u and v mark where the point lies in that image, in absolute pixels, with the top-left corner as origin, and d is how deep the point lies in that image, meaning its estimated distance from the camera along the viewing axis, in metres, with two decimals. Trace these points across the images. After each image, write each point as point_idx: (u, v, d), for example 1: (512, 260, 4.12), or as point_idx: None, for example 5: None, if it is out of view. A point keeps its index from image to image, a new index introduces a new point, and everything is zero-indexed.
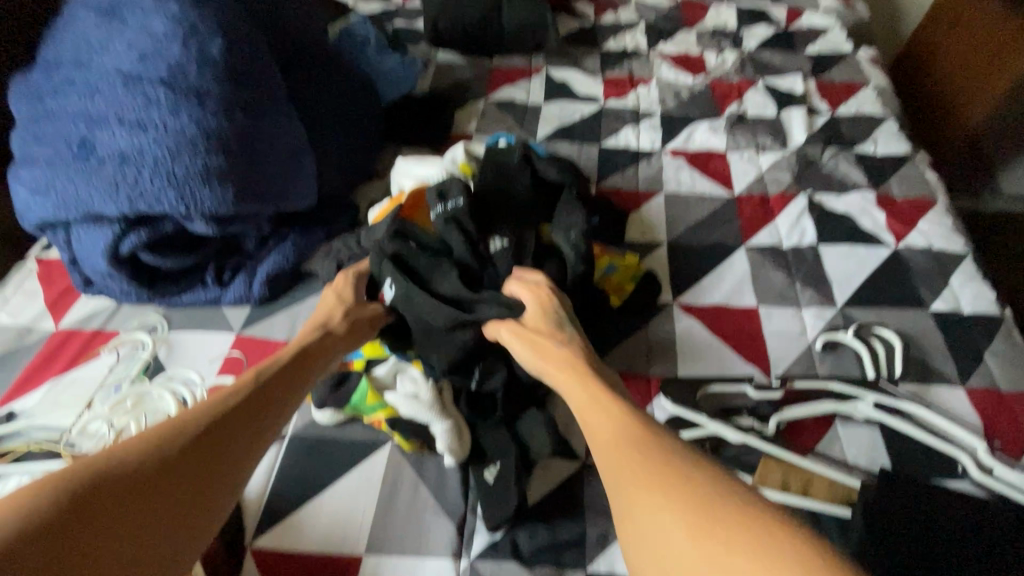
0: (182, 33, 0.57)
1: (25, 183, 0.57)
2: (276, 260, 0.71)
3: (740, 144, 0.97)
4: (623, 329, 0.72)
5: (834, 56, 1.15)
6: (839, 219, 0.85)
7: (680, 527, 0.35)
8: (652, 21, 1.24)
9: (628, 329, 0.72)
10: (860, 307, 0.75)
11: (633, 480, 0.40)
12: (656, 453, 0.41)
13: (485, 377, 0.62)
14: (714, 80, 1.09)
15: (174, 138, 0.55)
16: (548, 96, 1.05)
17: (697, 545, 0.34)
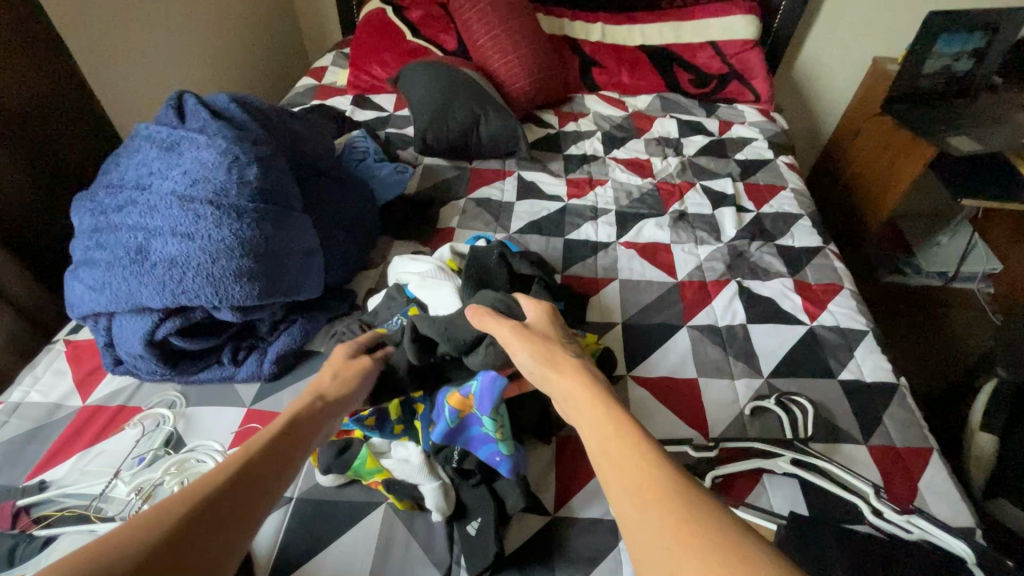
0: (228, 163, 0.72)
1: (85, 282, 0.69)
2: (285, 341, 0.81)
3: (682, 238, 1.15)
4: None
5: (758, 163, 1.38)
6: (764, 301, 1.02)
7: (658, 530, 0.37)
8: (607, 131, 1.46)
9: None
10: (781, 377, 0.89)
11: (622, 481, 0.42)
12: (651, 457, 0.43)
13: (465, 454, 0.71)
14: (659, 182, 1.29)
15: (215, 245, 0.68)
16: (520, 195, 1.23)
17: (671, 551, 0.36)
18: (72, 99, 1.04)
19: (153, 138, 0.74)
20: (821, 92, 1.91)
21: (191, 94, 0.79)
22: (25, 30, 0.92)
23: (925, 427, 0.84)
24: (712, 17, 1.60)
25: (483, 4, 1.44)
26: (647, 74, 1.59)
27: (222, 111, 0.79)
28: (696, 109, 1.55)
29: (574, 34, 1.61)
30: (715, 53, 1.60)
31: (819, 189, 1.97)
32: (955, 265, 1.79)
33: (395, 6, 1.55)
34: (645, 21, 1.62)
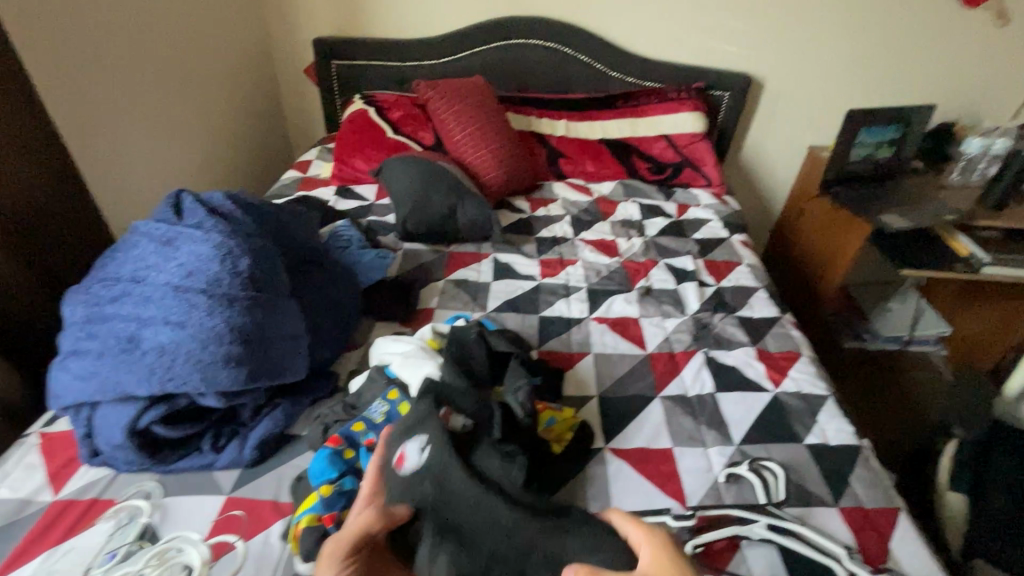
0: (222, 256, 0.76)
1: (75, 372, 0.71)
2: (267, 425, 0.82)
3: (649, 312, 1.22)
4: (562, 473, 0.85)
5: (714, 241, 1.49)
6: (729, 370, 1.08)
7: None
8: (575, 215, 1.57)
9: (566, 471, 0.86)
10: (751, 444, 0.93)
11: None
12: None
13: None
14: (625, 261, 1.39)
15: (205, 332, 0.71)
16: (496, 276, 1.30)
17: None
18: (59, 198, 1.09)
19: (151, 234, 0.79)
20: (766, 176, 2.10)
21: (188, 193, 0.85)
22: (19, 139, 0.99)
23: (891, 488, 0.88)
24: (663, 114, 1.79)
25: (457, 105, 1.59)
26: (608, 163, 1.74)
27: (218, 207, 0.85)
28: (655, 194, 1.69)
29: (540, 129, 1.77)
30: (669, 144, 1.77)
31: (775, 262, 2.11)
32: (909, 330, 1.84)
33: (377, 107, 1.69)
34: (604, 117, 1.79)
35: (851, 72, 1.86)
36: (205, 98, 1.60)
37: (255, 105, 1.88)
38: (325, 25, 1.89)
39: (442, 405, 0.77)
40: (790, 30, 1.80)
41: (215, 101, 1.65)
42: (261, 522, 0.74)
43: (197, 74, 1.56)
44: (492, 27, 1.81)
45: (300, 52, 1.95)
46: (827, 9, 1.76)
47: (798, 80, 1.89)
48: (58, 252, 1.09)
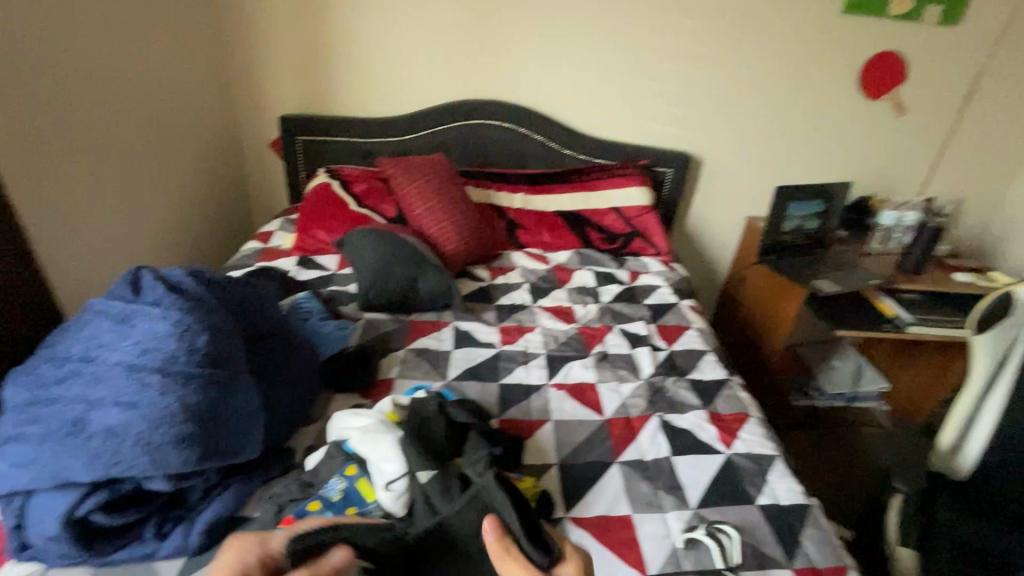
0: (179, 333, 0.76)
1: (11, 459, 0.67)
2: (217, 508, 0.79)
3: (606, 377, 1.26)
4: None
5: (665, 307, 1.57)
6: (683, 434, 1.11)
7: None
8: (533, 283, 1.63)
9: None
10: (707, 506, 0.95)
11: None
12: None
13: None
14: (582, 327, 1.44)
15: (158, 413, 0.70)
16: (456, 344, 1.32)
17: None
18: None
19: (106, 312, 0.78)
20: (711, 244, 2.25)
21: (147, 268, 0.84)
22: None
23: (839, 546, 0.91)
24: (613, 188, 1.92)
25: (419, 180, 1.66)
26: (564, 233, 1.84)
27: (178, 283, 0.85)
28: (608, 262, 1.78)
29: (499, 201, 1.86)
30: (619, 216, 1.89)
31: (724, 324, 2.22)
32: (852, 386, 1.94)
33: (340, 181, 1.75)
34: (558, 191, 1.91)
35: (778, 151, 2.07)
36: (166, 171, 1.61)
37: (217, 177, 1.90)
38: (292, 104, 1.98)
39: (401, 481, 0.76)
40: (721, 116, 2.01)
41: (176, 174, 1.66)
42: None
43: (161, 148, 1.58)
44: (452, 109, 1.94)
45: (266, 128, 2.02)
46: (752, 98, 1.98)
47: (732, 158, 2.08)
48: None
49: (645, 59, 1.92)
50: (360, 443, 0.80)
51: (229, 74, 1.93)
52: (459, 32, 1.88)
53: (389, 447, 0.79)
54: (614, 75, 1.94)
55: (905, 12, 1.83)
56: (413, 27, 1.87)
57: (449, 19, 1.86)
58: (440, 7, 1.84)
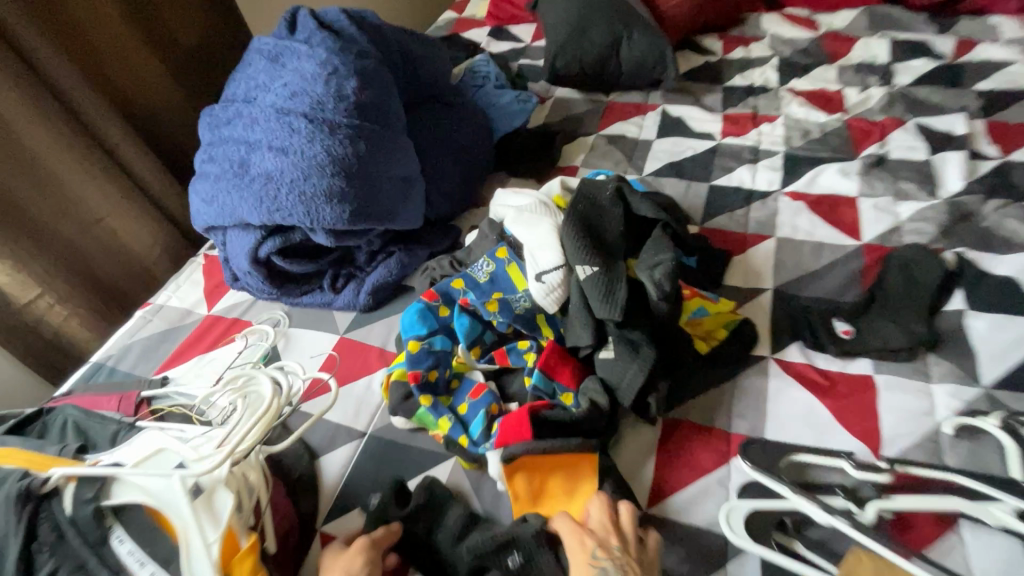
0: (327, 76, 0.67)
1: (199, 194, 0.71)
2: (382, 273, 0.78)
3: (875, 190, 0.87)
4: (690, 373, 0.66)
5: (1014, 94, 0.99)
6: (998, 284, 0.72)
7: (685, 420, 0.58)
8: (786, 58, 1.16)
9: (696, 374, 0.66)
10: (1016, 391, 0.62)
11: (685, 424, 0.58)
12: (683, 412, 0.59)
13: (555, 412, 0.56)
14: (851, 119, 1.00)
15: (307, 161, 0.65)
16: (661, 132, 1.03)
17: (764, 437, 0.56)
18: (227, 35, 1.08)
19: (261, 50, 0.72)
20: None
21: (305, 9, 0.75)
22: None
23: None
24: None
25: None
26: None
27: (334, 27, 0.75)
28: (920, 25, 1.16)
29: None
30: None
31: None
32: None
33: None
34: None
35: None
36: None
37: None
38: None
39: (557, 273, 0.61)
40: None
41: None
42: (366, 366, 0.72)
43: None
44: None
45: None
46: None
47: None
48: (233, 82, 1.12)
49: None
50: (509, 229, 0.67)
51: None
52: None
53: (541, 236, 0.64)
54: None
55: None
56: None
57: None
58: None
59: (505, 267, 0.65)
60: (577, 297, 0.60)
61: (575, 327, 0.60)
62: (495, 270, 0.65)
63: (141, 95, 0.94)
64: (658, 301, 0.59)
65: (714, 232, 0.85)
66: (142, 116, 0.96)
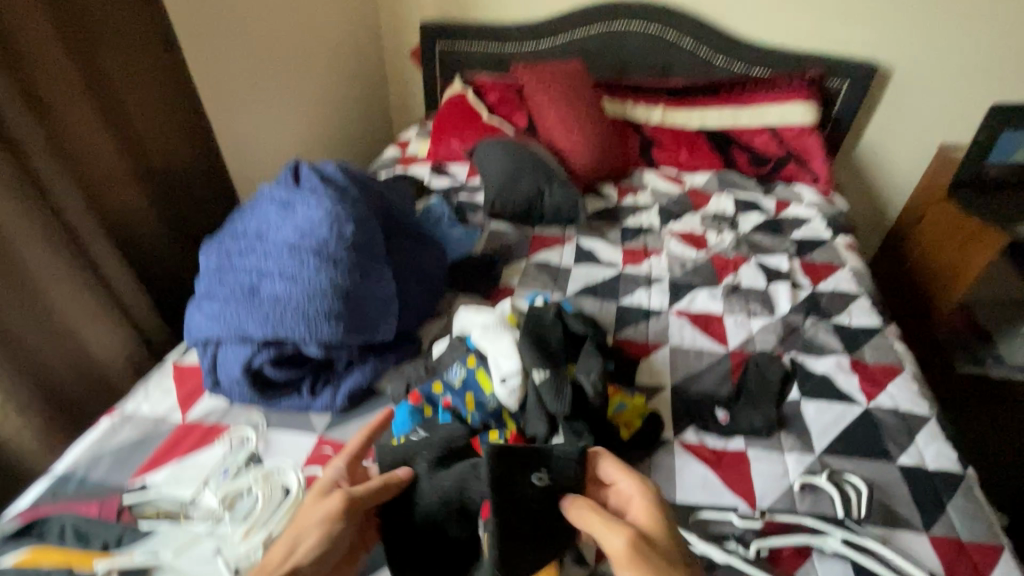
0: (331, 220, 0.84)
1: (205, 312, 0.82)
2: (358, 378, 0.89)
3: (734, 309, 1.18)
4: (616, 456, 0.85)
5: (815, 242, 1.40)
6: (818, 379, 1.01)
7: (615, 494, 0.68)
8: (664, 206, 1.53)
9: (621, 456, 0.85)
10: (835, 456, 0.88)
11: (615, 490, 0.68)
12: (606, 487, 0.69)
13: None
14: (712, 255, 1.34)
15: (312, 287, 0.79)
16: (577, 260, 1.30)
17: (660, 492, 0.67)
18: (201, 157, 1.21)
19: (271, 196, 0.88)
20: (885, 176, 1.92)
21: (306, 163, 0.93)
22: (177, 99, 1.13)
23: (995, 524, 0.81)
24: (770, 104, 1.68)
25: (553, 88, 1.57)
26: (703, 154, 1.68)
27: (331, 178, 0.93)
28: (752, 188, 1.60)
29: (636, 116, 1.72)
30: (773, 137, 1.66)
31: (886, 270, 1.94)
32: None
33: (475, 90, 1.72)
34: (706, 104, 1.71)
35: (999, 63, 1.67)
36: (316, 76, 1.73)
37: (361, 85, 2.01)
38: (431, 10, 1.98)
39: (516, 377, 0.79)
40: (928, 12, 1.64)
41: (326, 79, 1.78)
42: None
43: (312, 52, 1.69)
44: (593, 12, 1.81)
45: (407, 37, 2.07)
46: None
47: (933, 72, 1.72)
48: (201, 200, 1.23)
49: None
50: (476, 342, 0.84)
51: None
52: None
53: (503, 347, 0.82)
54: None
55: None
56: None
57: None
58: None
59: (474, 372, 0.82)
60: (532, 395, 0.78)
61: (532, 420, 0.77)
62: (466, 375, 0.82)
63: (125, 214, 1.04)
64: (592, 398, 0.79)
65: (624, 341, 1.09)
66: (121, 231, 1.04)
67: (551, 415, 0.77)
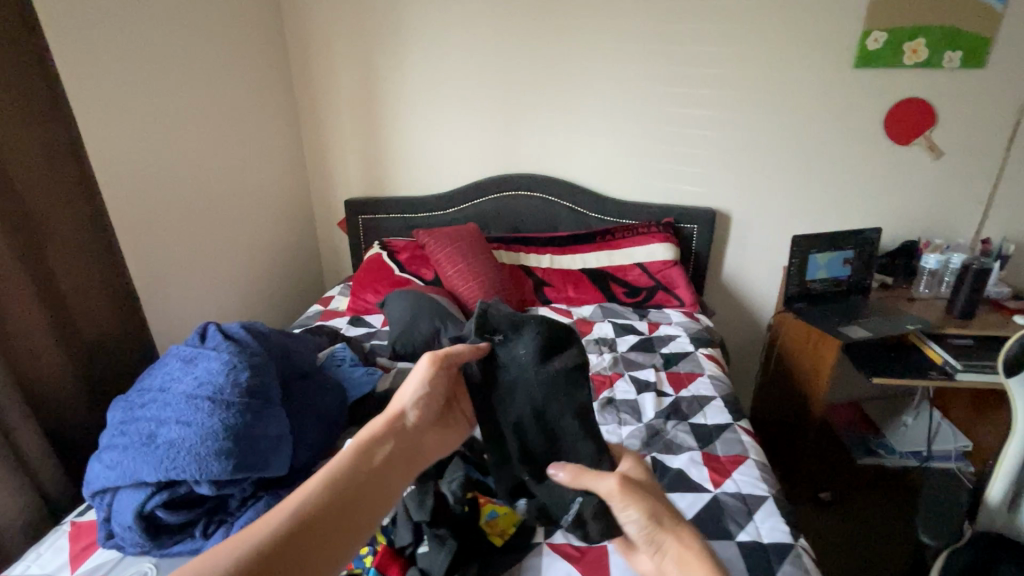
0: (228, 370, 1.00)
1: (105, 462, 0.92)
2: (250, 515, 0.94)
3: (607, 419, 1.34)
4: (489, 557, 0.94)
5: (681, 355, 1.63)
6: (675, 473, 1.16)
7: None
8: None
9: (495, 558, 0.95)
10: None
11: None
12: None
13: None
14: (593, 374, 1.54)
15: (205, 429, 0.91)
16: None
17: None
18: (114, 322, 1.42)
19: (179, 355, 1.04)
20: (749, 294, 2.27)
21: (214, 324, 1.10)
22: (100, 279, 1.37)
23: None
24: (636, 245, 2.02)
25: (451, 246, 1.87)
26: (586, 289, 1.97)
27: (235, 335, 1.10)
28: (630, 315, 1.87)
29: (528, 262, 2.03)
30: (643, 271, 1.98)
31: (768, 374, 2.19)
32: (925, 445, 2.01)
33: (388, 251, 2.00)
34: (584, 250, 2.05)
35: (804, 203, 2.12)
36: (248, 249, 2.00)
37: (291, 252, 2.28)
38: (356, 189, 2.37)
39: None
40: (743, 170, 2.11)
41: (256, 250, 2.05)
42: None
43: (243, 230, 1.97)
44: (487, 184, 2.22)
45: (335, 211, 2.43)
46: (770, 150, 2.07)
47: (759, 213, 2.16)
48: (114, 360, 1.42)
49: (662, 128, 2.11)
50: None
51: (309, 168, 2.38)
52: (489, 117, 2.20)
53: None
54: (633, 147, 2.15)
55: (922, 61, 1.87)
56: (453, 121, 2.22)
57: (483, 110, 2.19)
58: (474, 102, 2.19)
59: None
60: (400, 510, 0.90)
61: (400, 534, 0.90)
62: None
63: (34, 374, 1.20)
64: (452, 505, 0.91)
65: None
66: (30, 389, 1.20)
67: (416, 525, 0.89)
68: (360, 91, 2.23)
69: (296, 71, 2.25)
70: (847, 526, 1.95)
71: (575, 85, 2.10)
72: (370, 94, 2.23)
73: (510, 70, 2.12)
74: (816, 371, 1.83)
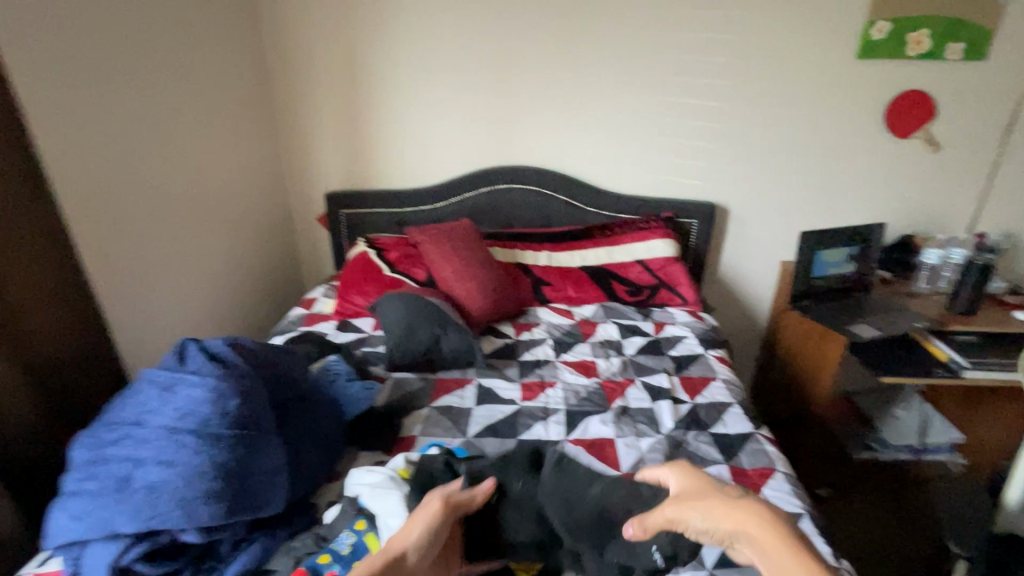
0: (214, 398, 0.86)
1: (70, 511, 0.79)
2: (244, 561, 0.83)
3: (624, 430, 1.26)
4: None
5: (690, 358, 1.57)
6: None
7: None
8: (557, 338, 1.67)
9: None
10: (727, 566, 0.92)
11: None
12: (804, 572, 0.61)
13: None
14: (603, 381, 1.46)
15: (190, 470, 0.79)
16: (478, 401, 1.37)
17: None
18: (73, 336, 1.26)
19: (154, 380, 0.90)
20: (746, 290, 2.23)
21: (193, 341, 0.96)
22: (56, 289, 1.22)
23: None
24: (637, 241, 1.95)
25: (445, 245, 1.75)
26: (586, 288, 1.88)
27: (218, 354, 0.96)
28: (633, 315, 1.80)
29: (525, 260, 1.93)
30: (644, 268, 1.91)
31: (766, 371, 2.17)
32: (919, 438, 1.98)
33: (376, 249, 1.86)
34: (582, 247, 1.96)
35: (803, 198, 2.08)
36: (222, 249, 1.84)
37: (268, 250, 2.12)
38: (337, 182, 2.21)
39: None
40: (743, 164, 2.05)
41: (230, 249, 1.89)
42: None
43: (215, 228, 1.81)
44: (479, 177, 2.10)
45: (315, 205, 2.27)
46: (771, 143, 2.02)
47: (759, 207, 2.11)
48: (75, 378, 1.27)
49: (662, 119, 2.03)
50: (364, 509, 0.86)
51: (285, 159, 2.21)
52: (481, 106, 2.07)
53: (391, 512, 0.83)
54: (632, 139, 2.06)
55: (926, 52, 1.84)
56: (442, 109, 2.09)
57: (475, 98, 2.06)
58: (465, 90, 2.06)
59: (363, 536, 0.83)
60: None
61: None
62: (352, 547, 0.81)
63: None
64: None
65: None
66: None
67: None
68: (341, 77, 2.07)
69: (270, 54, 2.07)
70: (847, 524, 1.95)
71: (573, 73, 2.00)
72: (352, 80, 2.07)
73: (504, 56, 2.00)
74: (820, 370, 1.80)
